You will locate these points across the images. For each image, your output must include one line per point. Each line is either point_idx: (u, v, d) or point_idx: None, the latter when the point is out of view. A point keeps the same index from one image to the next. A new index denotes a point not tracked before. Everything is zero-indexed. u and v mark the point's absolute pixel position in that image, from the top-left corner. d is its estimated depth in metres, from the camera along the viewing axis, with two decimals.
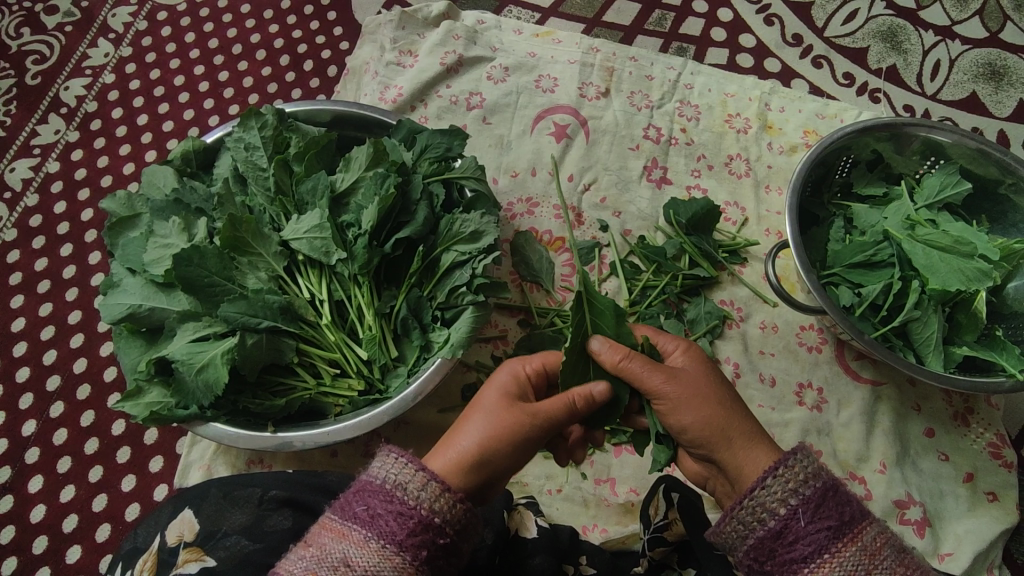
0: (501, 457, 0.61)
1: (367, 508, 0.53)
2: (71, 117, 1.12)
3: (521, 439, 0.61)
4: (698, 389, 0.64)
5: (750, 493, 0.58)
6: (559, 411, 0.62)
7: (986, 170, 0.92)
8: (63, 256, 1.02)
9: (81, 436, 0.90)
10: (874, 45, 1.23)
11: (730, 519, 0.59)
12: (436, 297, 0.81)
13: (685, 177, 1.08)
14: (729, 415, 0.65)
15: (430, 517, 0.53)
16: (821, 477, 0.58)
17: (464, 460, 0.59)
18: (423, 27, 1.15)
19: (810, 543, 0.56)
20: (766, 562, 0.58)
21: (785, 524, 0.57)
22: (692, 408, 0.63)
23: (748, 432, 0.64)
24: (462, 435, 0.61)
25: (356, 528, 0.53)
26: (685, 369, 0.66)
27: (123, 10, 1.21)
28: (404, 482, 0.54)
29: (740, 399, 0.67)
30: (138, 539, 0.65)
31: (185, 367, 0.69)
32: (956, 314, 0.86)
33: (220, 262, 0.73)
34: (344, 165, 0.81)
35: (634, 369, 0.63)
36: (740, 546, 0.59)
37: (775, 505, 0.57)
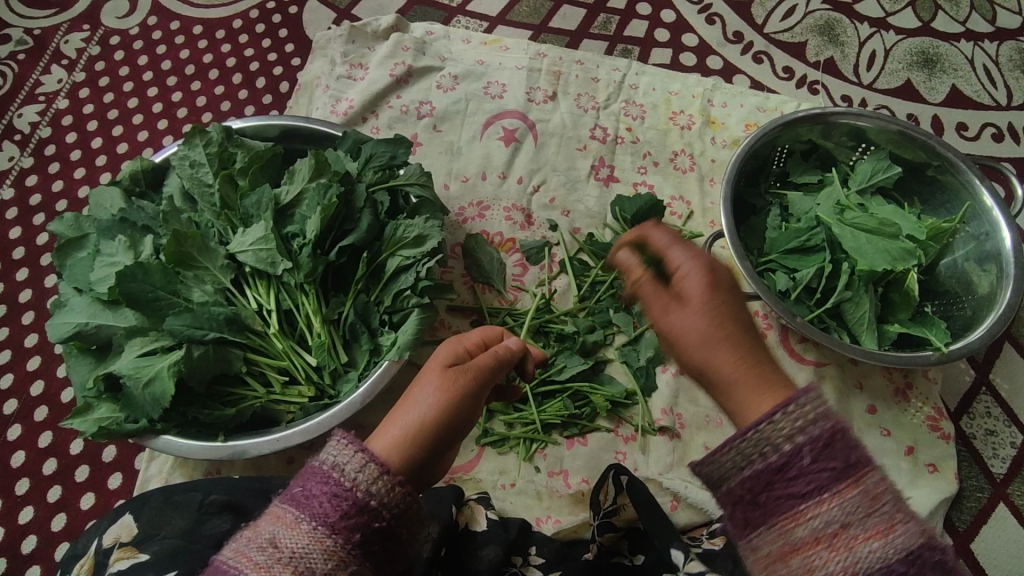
0: (441, 422, 0.60)
1: (304, 490, 0.53)
2: (25, 143, 1.14)
3: (456, 404, 0.61)
4: (704, 321, 0.59)
5: (755, 426, 0.53)
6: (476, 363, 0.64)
7: (913, 154, 0.95)
8: (18, 280, 1.03)
9: (40, 457, 0.91)
10: (813, 39, 1.27)
11: (728, 449, 0.54)
12: (383, 302, 0.83)
13: (632, 175, 1.11)
14: (727, 354, 0.59)
15: (363, 498, 0.53)
16: (831, 418, 0.53)
17: (403, 435, 0.59)
18: (372, 41, 1.18)
19: (809, 479, 0.51)
20: (761, 495, 0.52)
21: (789, 459, 0.52)
22: (689, 347, 0.59)
23: (744, 373, 0.58)
24: (398, 412, 0.61)
25: (290, 511, 0.52)
26: (705, 292, 0.60)
27: (75, 35, 1.22)
28: (341, 464, 0.54)
29: (757, 339, 0.60)
30: (79, 546, 0.66)
31: (132, 381, 0.71)
32: (889, 293, 0.89)
33: (164, 277, 0.74)
34: (288, 177, 0.83)
35: (643, 293, 0.62)
36: (732, 478, 0.54)
37: (780, 441, 0.52)
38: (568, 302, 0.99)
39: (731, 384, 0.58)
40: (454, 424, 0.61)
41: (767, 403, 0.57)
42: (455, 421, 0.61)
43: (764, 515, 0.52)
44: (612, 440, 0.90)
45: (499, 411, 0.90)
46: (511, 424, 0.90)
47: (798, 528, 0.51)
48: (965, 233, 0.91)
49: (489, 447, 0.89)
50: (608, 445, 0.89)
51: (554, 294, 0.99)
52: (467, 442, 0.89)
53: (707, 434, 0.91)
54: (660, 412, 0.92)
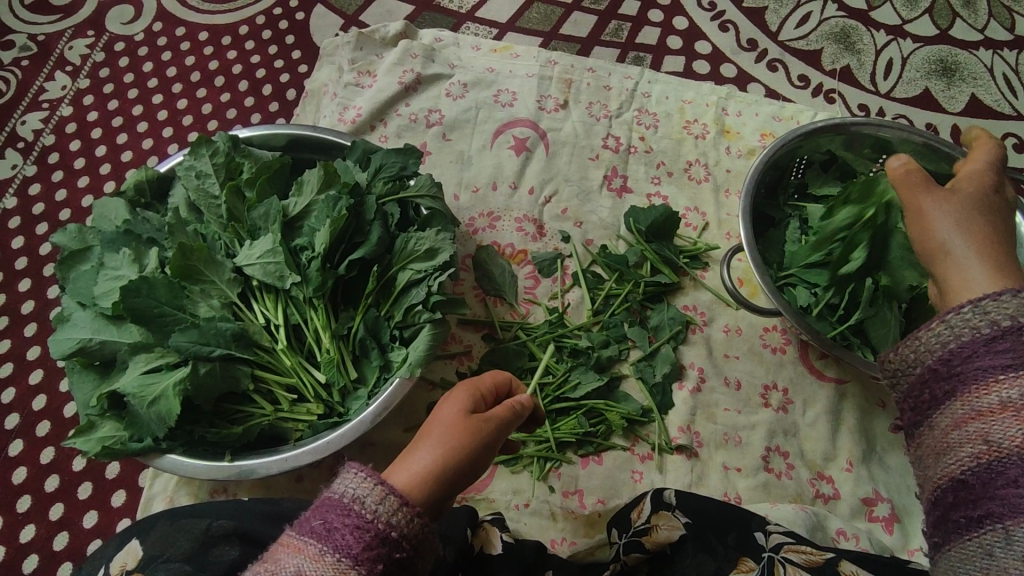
0: (458, 469, 0.58)
1: (324, 523, 0.51)
2: (28, 151, 1.12)
3: (473, 451, 0.60)
4: (956, 205, 0.63)
5: (977, 299, 0.50)
6: (499, 417, 0.63)
7: (936, 165, 0.92)
8: (21, 291, 1.01)
9: (41, 474, 0.89)
10: (828, 47, 1.25)
11: (938, 321, 0.51)
12: (394, 316, 0.81)
13: (645, 185, 1.08)
14: (987, 227, 0.62)
15: (386, 531, 0.51)
16: None
17: (423, 473, 0.57)
18: (380, 48, 1.16)
19: (1017, 352, 0.47)
20: (957, 368, 0.49)
21: (1005, 335, 0.48)
22: (956, 221, 0.62)
23: (986, 254, 0.59)
24: (414, 450, 0.59)
25: (309, 544, 0.49)
26: (968, 183, 0.66)
27: (79, 42, 1.21)
28: (361, 496, 0.51)
29: (965, 220, 0.62)
30: (84, 572, 0.63)
31: (136, 400, 0.69)
32: (913, 310, 0.87)
33: (169, 292, 0.72)
34: (296, 188, 0.81)
35: (913, 183, 0.66)
36: (929, 351, 0.51)
37: (1001, 317, 0.48)
38: (581, 316, 0.97)
39: (960, 257, 0.60)
40: (466, 472, 0.60)
41: (987, 280, 0.58)
42: (467, 469, 0.60)
43: (953, 390, 0.49)
44: (628, 459, 0.88)
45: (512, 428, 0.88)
46: (524, 442, 0.87)
47: (989, 398, 0.47)
48: None
49: (502, 466, 0.87)
50: (624, 463, 0.87)
51: (567, 308, 0.97)
52: None
53: (726, 453, 0.89)
54: (678, 430, 0.89)
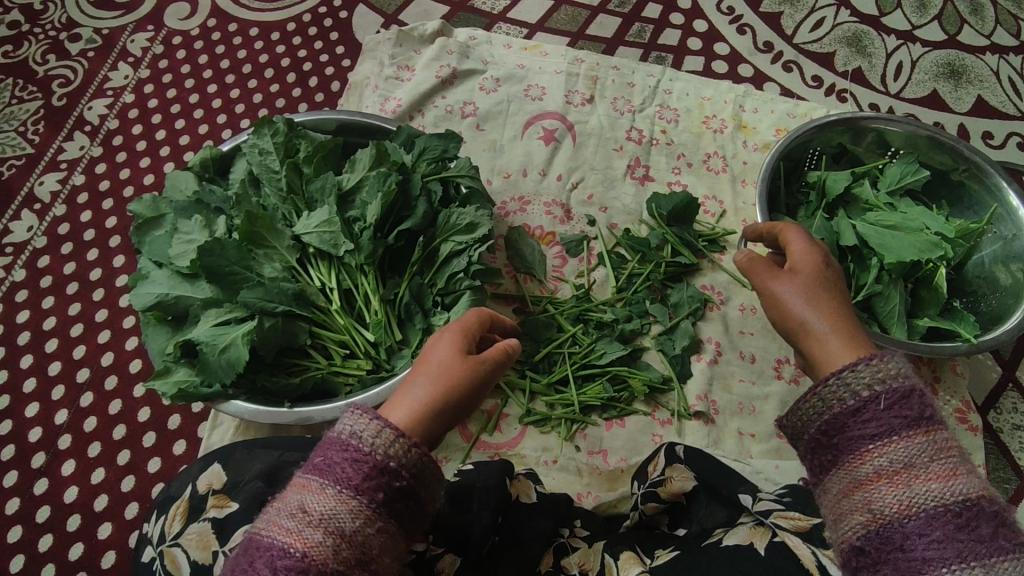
0: (452, 401, 0.61)
1: (325, 458, 0.54)
2: (94, 134, 1.21)
3: (465, 387, 0.61)
4: (804, 287, 0.69)
5: (837, 374, 0.58)
6: (493, 356, 0.64)
7: (941, 158, 1.00)
8: (89, 260, 1.09)
9: (109, 423, 0.97)
10: (841, 50, 1.32)
11: (810, 397, 0.59)
12: (437, 284, 0.88)
13: (667, 175, 1.15)
14: (825, 307, 0.67)
15: (384, 461, 0.53)
16: (911, 379, 0.57)
17: (417, 408, 0.59)
18: (419, 44, 1.24)
19: (877, 423, 0.55)
20: (836, 437, 0.57)
21: (865, 404, 0.56)
22: (798, 306, 0.68)
23: (836, 332, 0.65)
24: (408, 387, 0.61)
25: (314, 477, 0.53)
26: (801, 265, 0.71)
27: (141, 36, 1.30)
28: (358, 431, 0.54)
29: (816, 302, 0.68)
30: (169, 490, 0.70)
31: (209, 348, 0.76)
32: (919, 290, 0.93)
33: (239, 254, 0.80)
34: (350, 165, 0.89)
35: (760, 272, 0.72)
36: (810, 425, 0.59)
37: (860, 388, 0.57)
38: (606, 293, 1.04)
39: (822, 335, 0.66)
40: (460, 404, 0.62)
41: (845, 354, 0.64)
42: (461, 402, 0.62)
43: (835, 457, 0.57)
44: (649, 423, 0.94)
45: (541, 393, 0.95)
46: (552, 405, 0.94)
47: (863, 466, 0.54)
48: (993, 233, 0.95)
49: (531, 427, 0.94)
50: (646, 427, 0.94)
51: (592, 285, 1.04)
52: (509, 421, 0.94)
53: (740, 420, 0.95)
54: (696, 398, 0.95)
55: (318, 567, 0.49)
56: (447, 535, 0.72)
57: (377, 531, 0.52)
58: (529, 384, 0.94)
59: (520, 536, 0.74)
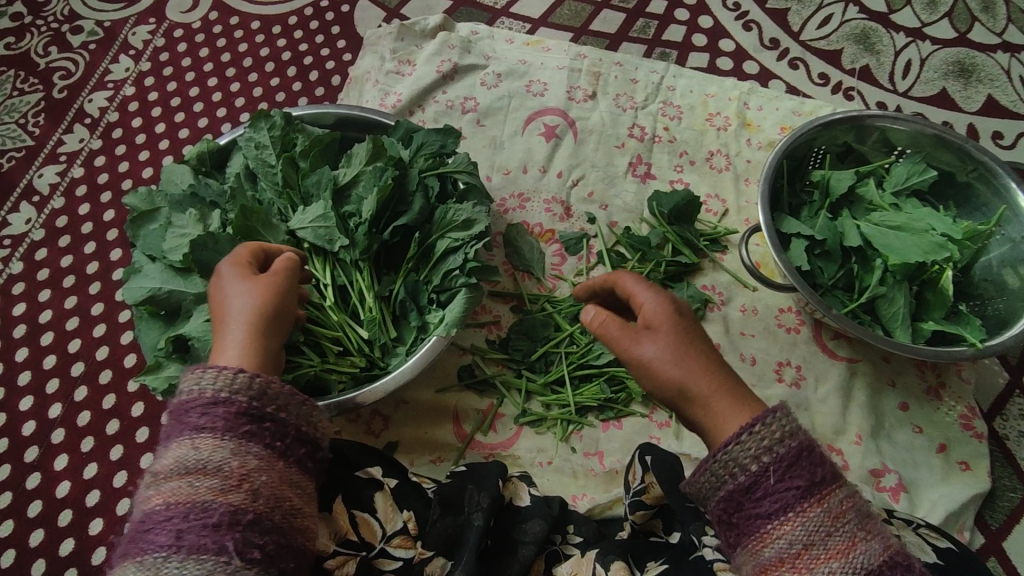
0: (270, 316, 0.66)
1: (171, 426, 0.60)
2: (94, 126, 1.20)
3: (271, 310, 0.66)
4: (667, 346, 0.65)
5: (724, 448, 0.61)
6: (282, 267, 0.70)
7: (947, 158, 0.97)
8: (86, 253, 1.09)
9: (103, 418, 0.97)
10: (848, 47, 1.30)
11: (704, 471, 0.62)
12: (432, 281, 0.87)
13: (668, 173, 1.14)
14: (693, 364, 0.65)
15: (213, 396, 0.59)
16: (796, 439, 0.61)
17: (241, 344, 0.64)
18: (420, 39, 1.23)
19: (773, 499, 0.59)
20: (734, 514, 0.61)
21: (755, 479, 0.60)
22: (666, 372, 0.65)
23: (713, 393, 0.64)
24: (223, 333, 0.65)
25: (161, 444, 0.60)
26: (655, 321, 0.67)
27: (142, 28, 1.30)
28: (189, 391, 0.60)
29: (683, 361, 0.65)
30: None
31: (201, 343, 0.76)
32: (924, 293, 0.91)
33: (233, 248, 0.79)
34: (346, 159, 0.88)
35: (612, 337, 0.68)
36: (711, 497, 0.63)
37: (748, 461, 0.60)
38: None
39: (703, 398, 0.64)
40: (275, 327, 0.67)
41: (733, 416, 0.63)
42: (275, 324, 0.67)
43: (739, 534, 0.61)
44: (647, 425, 0.93)
45: (537, 392, 0.94)
46: (548, 405, 0.94)
47: (765, 547, 0.59)
48: (1000, 236, 0.93)
49: (527, 427, 0.93)
50: (643, 429, 0.92)
51: None
52: (505, 422, 0.93)
53: None
54: None
55: (187, 503, 0.56)
56: (439, 540, 0.70)
57: (232, 454, 0.58)
58: (526, 384, 0.93)
59: (513, 542, 0.74)
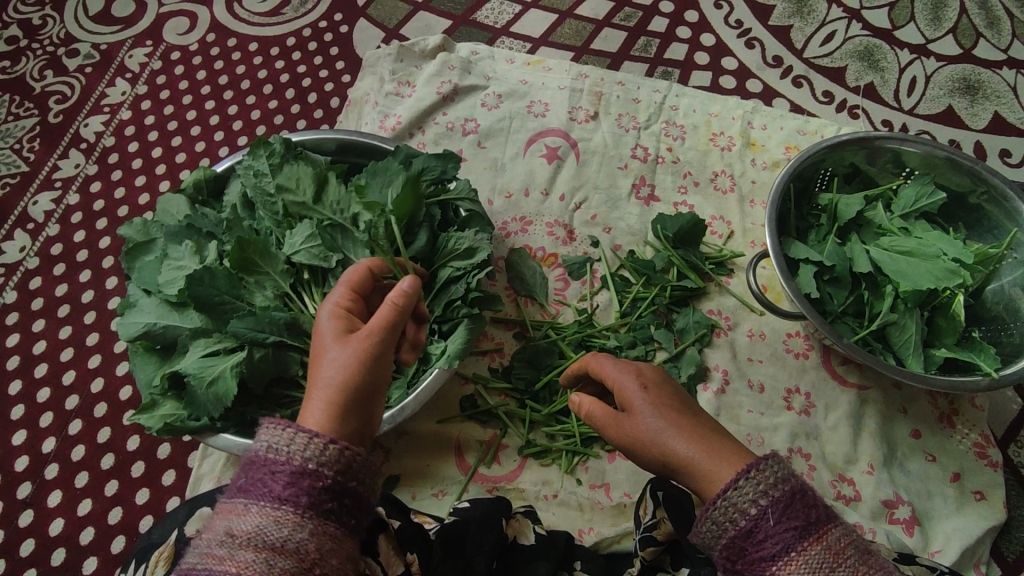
0: (366, 381, 0.60)
1: (249, 478, 0.55)
2: (90, 151, 1.19)
3: (362, 359, 0.60)
4: (647, 420, 0.66)
5: (722, 494, 0.59)
6: (383, 319, 0.62)
7: (957, 179, 0.95)
8: (81, 281, 1.08)
9: (98, 452, 0.95)
10: (852, 64, 1.29)
11: (704, 520, 0.60)
12: (433, 311, 0.86)
13: (672, 194, 1.12)
14: (674, 434, 0.65)
15: (303, 465, 0.55)
16: (791, 481, 0.58)
17: (331, 401, 0.59)
18: (420, 60, 1.22)
19: (773, 542, 0.56)
20: (738, 560, 0.59)
21: (755, 523, 0.57)
22: (648, 448, 0.66)
23: (701, 459, 0.63)
24: (314, 383, 0.60)
25: (239, 500, 0.54)
26: (630, 396, 0.68)
27: (139, 51, 1.29)
28: (274, 443, 0.56)
29: (664, 433, 0.65)
30: (152, 536, 0.73)
31: (197, 381, 0.74)
32: (936, 318, 0.89)
33: (229, 282, 0.78)
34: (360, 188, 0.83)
35: (595, 419, 0.71)
36: (713, 546, 0.60)
37: (747, 506, 0.58)
38: (609, 318, 1.01)
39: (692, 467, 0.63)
40: (369, 378, 0.60)
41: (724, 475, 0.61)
42: (369, 375, 0.60)
43: None
44: None
45: (541, 423, 0.92)
46: (553, 436, 0.92)
47: None
48: (1012, 259, 0.91)
49: (531, 459, 0.91)
50: None
51: (596, 309, 1.01)
52: (509, 453, 0.91)
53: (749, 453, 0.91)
54: None
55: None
56: None
57: (310, 536, 0.53)
58: (530, 415, 0.91)
59: None
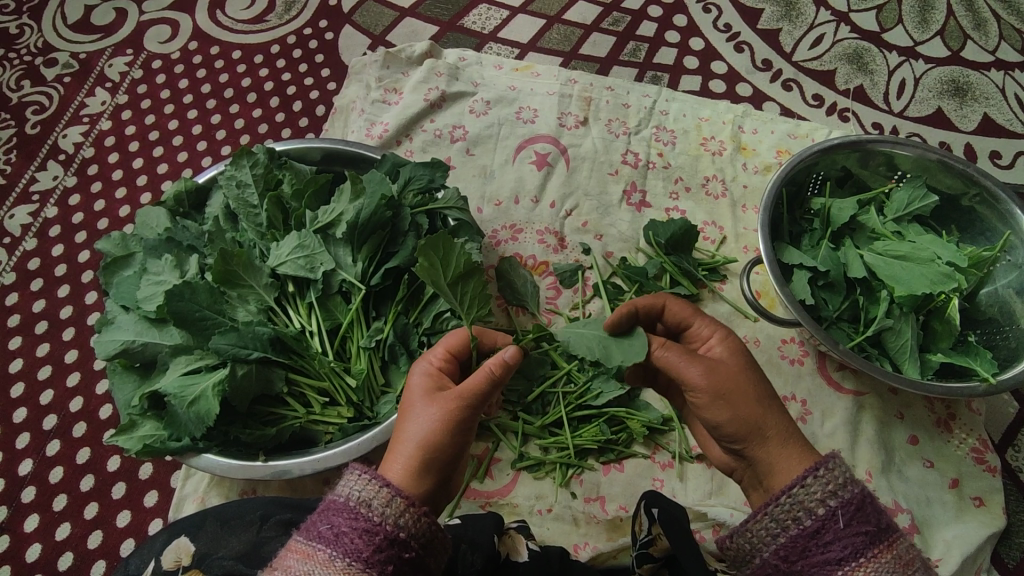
0: (452, 446, 0.61)
1: (332, 527, 0.55)
2: (68, 163, 1.16)
3: (452, 421, 0.61)
4: (738, 379, 0.66)
5: (789, 490, 0.58)
6: (479, 385, 0.62)
7: (950, 181, 0.94)
8: (60, 297, 1.05)
9: (77, 473, 0.92)
10: (841, 67, 1.28)
11: (762, 515, 0.59)
12: (422, 323, 0.84)
13: (664, 200, 1.11)
14: (760, 405, 0.65)
15: (394, 531, 0.54)
16: (860, 484, 0.57)
17: (412, 456, 0.59)
18: (407, 66, 1.19)
19: (839, 544, 0.55)
20: (796, 562, 0.57)
21: (823, 524, 0.56)
22: (731, 403, 0.65)
23: (782, 444, 0.64)
24: (399, 440, 0.61)
25: (322, 548, 0.53)
26: (723, 357, 0.68)
27: (119, 60, 1.26)
28: (368, 498, 0.55)
29: (763, 398, 0.66)
30: (130, 566, 0.72)
31: (177, 400, 0.71)
32: (931, 322, 0.89)
33: (210, 297, 0.75)
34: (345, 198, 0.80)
35: (670, 358, 0.67)
36: (768, 545, 0.59)
37: (814, 505, 0.57)
38: None
39: (773, 442, 0.64)
40: (455, 440, 0.61)
41: (800, 463, 0.63)
42: (456, 438, 0.61)
43: None
44: (649, 467, 0.89)
45: (534, 435, 0.90)
46: (547, 448, 0.90)
47: None
48: (1006, 262, 0.90)
49: (525, 472, 0.89)
50: (645, 471, 0.88)
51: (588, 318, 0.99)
52: (502, 466, 0.89)
53: None
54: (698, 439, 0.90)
55: None
56: None
57: None
58: (523, 427, 0.89)
59: None
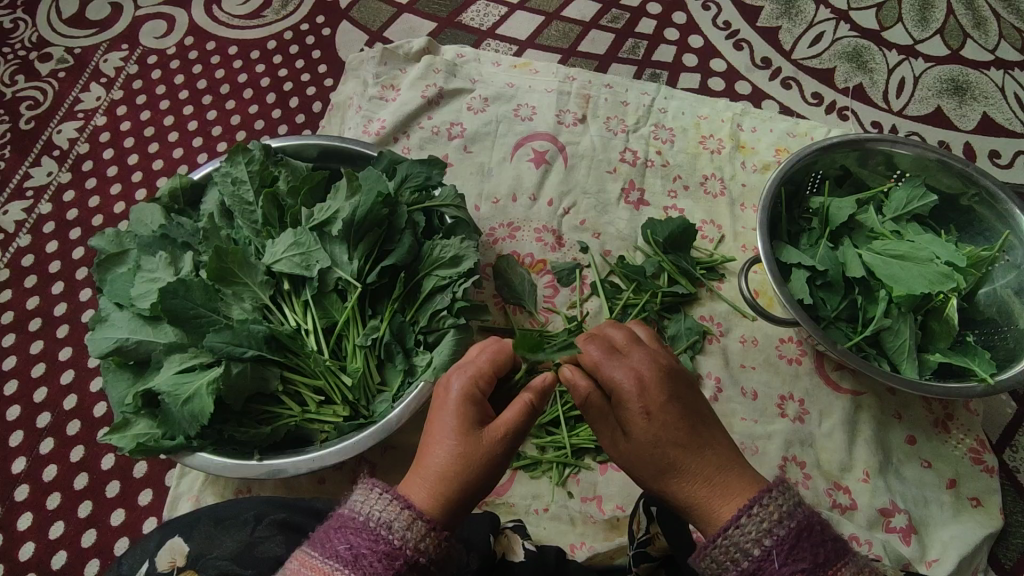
0: (479, 474, 0.60)
1: (350, 547, 0.54)
2: (63, 159, 1.16)
3: (486, 449, 0.60)
4: (645, 441, 0.63)
5: (724, 532, 0.57)
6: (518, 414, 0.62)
7: (949, 180, 0.94)
8: (54, 294, 1.04)
9: (71, 471, 0.92)
10: (841, 65, 1.28)
11: (704, 556, 0.58)
12: (419, 321, 0.83)
13: (662, 198, 1.10)
14: (673, 466, 0.62)
15: (415, 556, 0.55)
16: (799, 517, 0.56)
17: (438, 481, 0.59)
18: (404, 62, 1.19)
19: None
20: None
21: (760, 565, 0.55)
22: (648, 466, 0.64)
23: (699, 499, 0.62)
24: (426, 458, 0.61)
25: (341, 571, 0.53)
26: (633, 411, 0.63)
27: (114, 55, 1.25)
28: (388, 519, 0.55)
29: (672, 458, 0.62)
30: (124, 566, 0.71)
31: (171, 398, 0.71)
32: (929, 322, 0.88)
33: (205, 295, 0.75)
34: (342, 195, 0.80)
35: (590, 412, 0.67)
36: None
37: (750, 545, 0.56)
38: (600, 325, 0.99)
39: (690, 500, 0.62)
40: (485, 469, 0.60)
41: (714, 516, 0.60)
42: (486, 467, 0.60)
43: None
44: None
45: (531, 434, 0.89)
46: (543, 447, 0.89)
47: None
48: (1005, 262, 0.90)
49: (522, 471, 0.89)
50: None
51: (586, 316, 0.99)
52: None
53: None
54: None
55: None
56: None
57: None
58: None
59: None
